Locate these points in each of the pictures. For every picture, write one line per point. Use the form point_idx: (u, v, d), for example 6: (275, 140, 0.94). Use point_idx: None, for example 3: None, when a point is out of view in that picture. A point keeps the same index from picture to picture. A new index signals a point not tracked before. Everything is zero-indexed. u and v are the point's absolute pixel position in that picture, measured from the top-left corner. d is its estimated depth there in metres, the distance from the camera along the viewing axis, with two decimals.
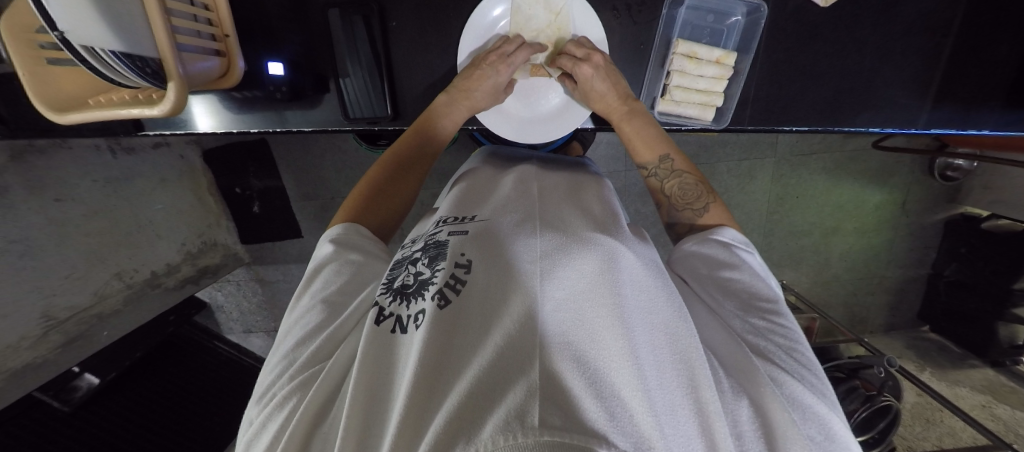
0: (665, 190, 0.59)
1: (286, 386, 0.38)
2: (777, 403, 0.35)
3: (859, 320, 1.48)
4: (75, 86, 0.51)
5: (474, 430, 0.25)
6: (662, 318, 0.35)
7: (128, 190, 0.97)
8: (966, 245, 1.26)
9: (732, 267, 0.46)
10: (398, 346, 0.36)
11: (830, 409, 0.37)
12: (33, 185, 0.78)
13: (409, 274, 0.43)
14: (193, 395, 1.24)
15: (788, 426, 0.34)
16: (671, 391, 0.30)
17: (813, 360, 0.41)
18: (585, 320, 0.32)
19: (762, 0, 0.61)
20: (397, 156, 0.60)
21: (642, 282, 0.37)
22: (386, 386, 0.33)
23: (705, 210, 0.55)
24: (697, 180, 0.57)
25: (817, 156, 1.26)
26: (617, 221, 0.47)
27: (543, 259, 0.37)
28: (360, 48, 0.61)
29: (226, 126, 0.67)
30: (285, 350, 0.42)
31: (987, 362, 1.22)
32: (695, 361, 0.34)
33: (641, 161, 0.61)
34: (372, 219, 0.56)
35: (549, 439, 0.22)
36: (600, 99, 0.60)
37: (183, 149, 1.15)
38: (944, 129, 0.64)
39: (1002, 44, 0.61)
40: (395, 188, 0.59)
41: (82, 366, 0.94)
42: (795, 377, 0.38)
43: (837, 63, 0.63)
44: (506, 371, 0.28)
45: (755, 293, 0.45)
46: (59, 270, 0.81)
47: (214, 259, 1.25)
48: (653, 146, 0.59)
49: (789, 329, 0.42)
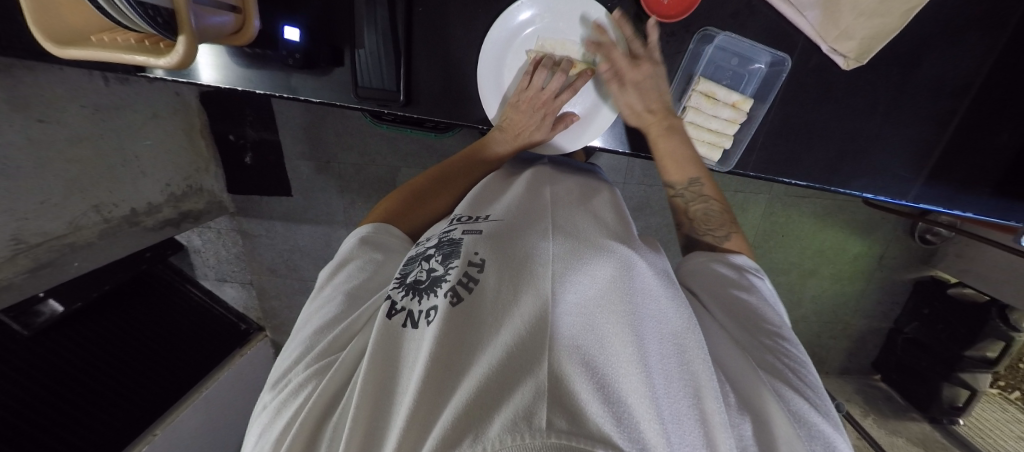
0: (688, 212, 0.61)
1: (301, 373, 0.38)
2: (779, 418, 0.37)
3: (818, 360, 1.55)
4: (74, 19, 0.49)
5: (481, 427, 0.25)
6: (672, 328, 0.36)
7: (117, 122, 0.93)
8: (930, 307, 1.32)
9: (743, 288, 0.49)
10: (408, 339, 0.36)
11: (837, 430, 0.38)
12: (17, 103, 0.75)
13: (423, 270, 0.43)
14: (160, 338, 1.23)
15: (795, 440, 0.35)
16: (678, 401, 0.30)
17: (817, 381, 0.43)
18: (596, 326, 0.32)
19: (787, 55, 0.61)
20: (436, 175, 0.66)
21: (654, 291, 0.38)
22: (394, 380, 0.34)
23: (727, 238, 0.57)
24: (721, 207, 0.60)
25: (809, 200, 1.29)
26: (630, 231, 0.47)
27: (557, 261, 0.38)
28: (380, 15, 0.59)
29: (232, 81, 0.64)
30: (303, 337, 0.43)
31: (927, 417, 1.34)
32: (700, 373, 0.34)
33: (669, 181, 0.62)
34: (395, 219, 0.58)
35: (556, 442, 0.22)
36: (636, 114, 0.62)
37: (179, 87, 1.10)
38: (932, 205, 0.67)
39: (1000, 133, 0.63)
40: (428, 199, 0.63)
41: (47, 292, 0.91)
42: (799, 395, 0.39)
43: (847, 125, 0.65)
44: (515, 371, 0.29)
45: (764, 315, 0.47)
46: (36, 195, 0.78)
47: (198, 204, 1.22)
48: (685, 168, 0.60)
49: (794, 353, 0.44)
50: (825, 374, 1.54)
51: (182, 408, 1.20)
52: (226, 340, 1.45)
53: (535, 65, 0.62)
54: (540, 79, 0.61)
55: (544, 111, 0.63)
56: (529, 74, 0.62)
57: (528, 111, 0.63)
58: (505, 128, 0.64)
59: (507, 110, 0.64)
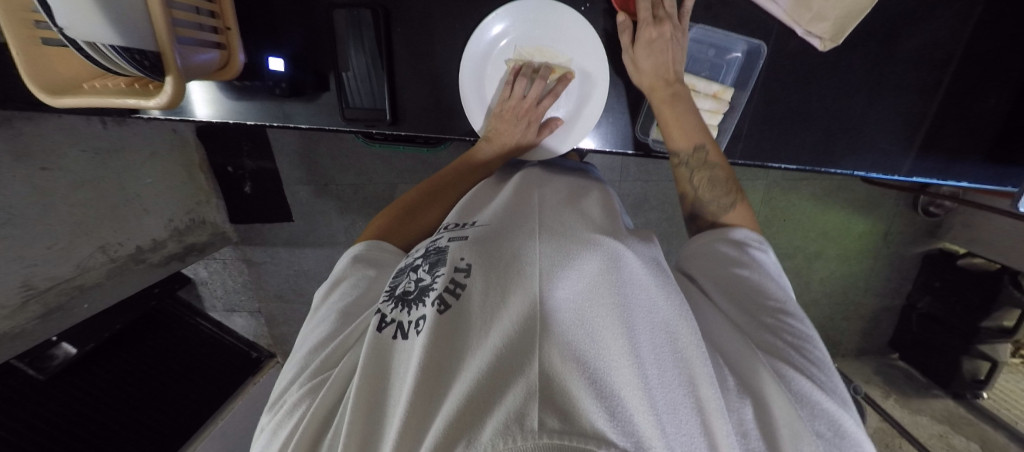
0: (693, 182, 0.61)
1: (296, 392, 0.39)
2: (778, 398, 0.37)
3: (833, 343, 1.53)
4: (66, 68, 0.50)
5: (474, 432, 0.25)
6: (664, 317, 0.36)
7: (118, 163, 0.95)
8: (941, 279, 1.30)
9: (743, 265, 0.49)
10: (397, 351, 0.37)
11: (841, 406, 0.38)
12: (19, 153, 0.77)
13: (411, 281, 0.43)
14: (173, 373, 1.23)
15: (797, 422, 0.35)
16: (672, 390, 0.31)
17: (823, 358, 0.43)
18: (586, 321, 0.33)
19: (762, 41, 0.61)
20: (429, 186, 0.68)
21: (643, 281, 0.38)
22: (385, 392, 0.34)
23: (731, 206, 0.58)
24: (728, 175, 0.59)
25: (807, 182, 1.29)
26: (618, 225, 0.48)
27: (544, 258, 0.38)
28: (365, 35, 0.61)
29: (223, 115, 0.66)
30: (299, 357, 0.43)
31: (949, 393, 1.30)
32: (694, 359, 0.35)
33: (674, 148, 0.61)
34: (390, 237, 0.59)
35: (549, 442, 0.23)
36: (646, 75, 0.61)
37: (176, 124, 1.12)
38: (926, 177, 0.67)
39: (987, 100, 0.63)
40: (420, 212, 0.64)
41: (60, 335, 0.93)
42: (799, 374, 0.39)
43: (832, 105, 0.65)
44: (506, 374, 0.29)
45: (764, 290, 0.47)
46: (42, 241, 0.80)
47: (202, 237, 1.23)
48: (693, 135, 0.60)
49: (795, 329, 0.44)
50: (841, 357, 1.52)
51: (200, 439, 1.20)
52: (235, 366, 1.45)
53: (517, 74, 0.63)
54: (523, 88, 0.63)
55: (528, 120, 0.65)
56: (510, 84, 0.63)
57: (512, 120, 0.64)
58: (489, 138, 0.66)
59: (490, 120, 0.65)
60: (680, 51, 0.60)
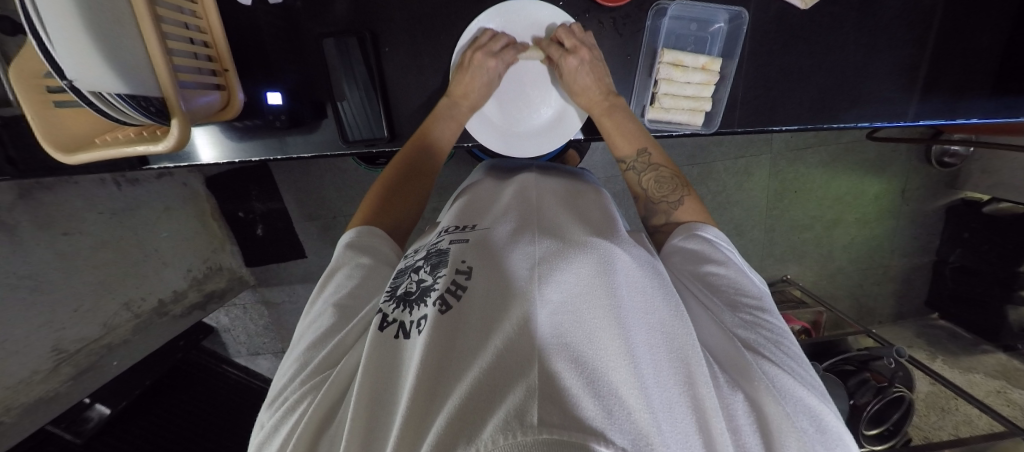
0: (642, 184, 0.61)
1: (298, 389, 0.39)
2: (768, 397, 0.35)
3: (868, 311, 1.46)
4: (79, 127, 0.53)
5: (474, 431, 0.25)
6: (660, 318, 0.35)
7: (135, 220, 0.99)
8: (969, 230, 1.26)
9: (718, 264, 0.47)
10: (401, 351, 0.37)
11: (821, 400, 0.38)
12: (42, 222, 0.80)
13: (413, 282, 0.43)
14: (205, 421, 1.24)
15: (782, 419, 0.34)
16: (668, 389, 0.30)
17: (800, 354, 0.42)
18: (584, 321, 0.32)
19: (743, 7, 0.62)
20: (399, 171, 0.62)
21: (640, 282, 0.37)
22: (390, 391, 0.34)
23: (680, 202, 0.57)
24: (672, 173, 0.60)
25: (813, 150, 1.27)
26: (613, 226, 0.47)
27: (541, 263, 0.38)
28: (356, 70, 0.63)
29: (230, 156, 0.68)
30: (297, 355, 0.43)
31: (999, 347, 1.23)
32: (692, 358, 0.34)
33: (620, 156, 0.62)
34: (381, 221, 0.59)
35: (548, 438, 0.22)
36: (584, 92, 0.62)
37: (186, 178, 1.17)
38: (932, 120, 0.66)
39: (983, 34, 0.62)
40: (399, 199, 0.62)
41: (92, 397, 0.95)
42: (782, 371, 0.38)
43: (825, 60, 0.64)
44: (509, 371, 0.28)
45: (741, 289, 0.46)
46: (70, 303, 0.82)
47: (221, 283, 1.26)
48: (634, 140, 0.61)
49: (772, 323, 0.43)
50: (878, 324, 1.46)
51: None
52: None
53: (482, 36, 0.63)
54: (485, 37, 0.62)
55: (488, 68, 0.61)
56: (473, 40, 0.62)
57: (473, 70, 0.61)
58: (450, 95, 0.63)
59: (456, 72, 0.63)
60: (602, 66, 0.63)
